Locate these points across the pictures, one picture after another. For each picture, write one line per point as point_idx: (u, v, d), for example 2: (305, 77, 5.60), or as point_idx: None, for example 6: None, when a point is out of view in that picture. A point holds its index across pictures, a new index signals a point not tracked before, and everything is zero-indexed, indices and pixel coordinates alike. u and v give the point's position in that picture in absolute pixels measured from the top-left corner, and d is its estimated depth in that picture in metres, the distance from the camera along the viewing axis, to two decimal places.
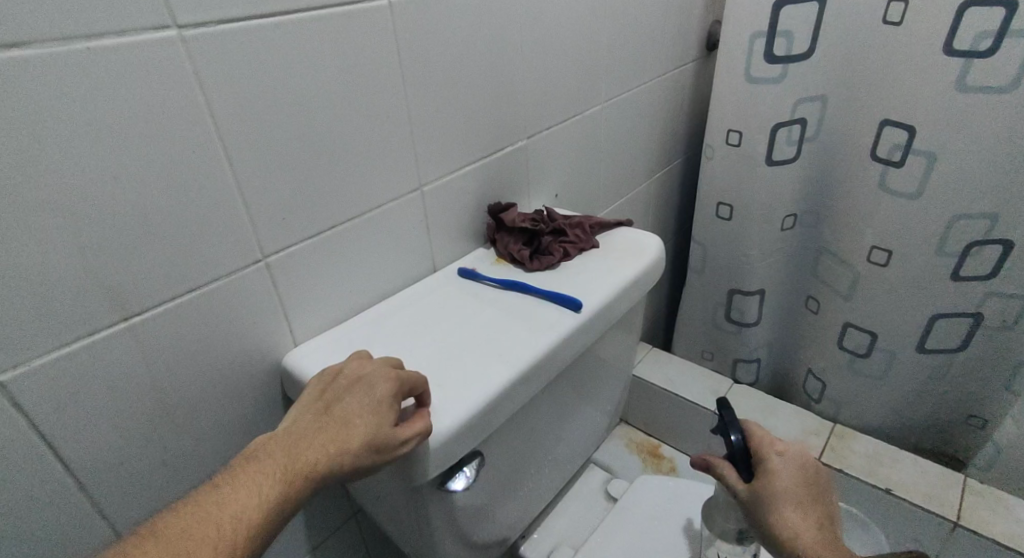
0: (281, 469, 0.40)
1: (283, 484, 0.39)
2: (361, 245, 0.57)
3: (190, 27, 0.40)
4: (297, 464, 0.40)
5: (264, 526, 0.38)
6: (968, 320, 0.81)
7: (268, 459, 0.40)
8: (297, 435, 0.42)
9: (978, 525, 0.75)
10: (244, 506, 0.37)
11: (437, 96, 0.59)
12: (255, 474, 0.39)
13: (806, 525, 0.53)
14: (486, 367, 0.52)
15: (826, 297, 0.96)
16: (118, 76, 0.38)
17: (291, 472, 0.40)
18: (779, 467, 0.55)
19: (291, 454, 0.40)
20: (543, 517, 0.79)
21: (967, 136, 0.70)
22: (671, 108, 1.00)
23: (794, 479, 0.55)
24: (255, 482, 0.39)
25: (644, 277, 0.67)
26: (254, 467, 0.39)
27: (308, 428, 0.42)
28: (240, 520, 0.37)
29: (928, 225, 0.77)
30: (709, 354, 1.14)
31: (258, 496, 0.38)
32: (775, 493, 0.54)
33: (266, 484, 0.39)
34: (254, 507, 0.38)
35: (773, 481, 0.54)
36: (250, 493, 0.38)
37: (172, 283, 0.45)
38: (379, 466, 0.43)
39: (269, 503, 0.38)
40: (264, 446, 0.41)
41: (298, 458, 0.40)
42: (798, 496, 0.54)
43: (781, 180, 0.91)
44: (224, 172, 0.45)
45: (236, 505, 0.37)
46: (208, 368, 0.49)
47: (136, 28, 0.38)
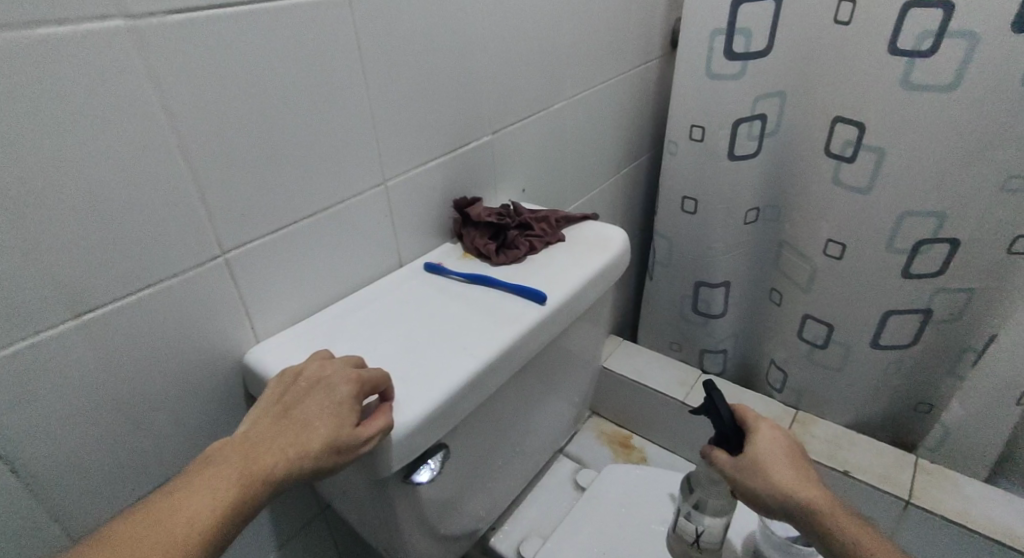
0: (237, 473, 0.39)
1: (240, 487, 0.39)
2: (324, 241, 0.57)
3: (140, 17, 0.39)
4: (254, 468, 0.40)
5: (219, 531, 0.37)
6: (919, 315, 0.85)
7: (224, 464, 0.40)
8: (254, 439, 0.41)
9: (930, 503, 0.79)
10: (199, 511, 0.37)
11: (400, 92, 0.59)
12: (209, 479, 0.39)
13: (802, 484, 0.55)
14: (451, 360, 0.52)
15: (787, 288, 0.99)
16: (65, 70, 0.37)
17: (249, 476, 0.39)
18: (768, 434, 0.58)
19: (249, 458, 0.40)
20: (512, 509, 0.80)
21: (913, 133, 0.73)
22: (636, 103, 1.01)
23: (785, 449, 0.58)
24: (211, 488, 0.38)
25: (609, 270, 0.68)
26: (210, 471, 0.39)
27: (266, 432, 0.42)
28: (193, 525, 0.37)
29: (879, 221, 0.81)
30: (677, 345, 1.17)
31: (214, 500, 0.38)
32: (770, 460, 0.57)
33: (220, 488, 0.38)
34: (207, 512, 0.37)
35: (766, 448, 0.57)
36: (204, 497, 0.38)
37: (126, 281, 0.44)
38: (341, 467, 0.43)
39: (227, 506, 0.38)
40: (221, 451, 0.41)
41: (256, 462, 0.40)
42: (790, 460, 0.57)
43: (742, 175, 0.93)
44: (178, 166, 0.44)
45: (190, 511, 0.37)
46: (166, 367, 0.48)
47: (82, 19, 0.37)
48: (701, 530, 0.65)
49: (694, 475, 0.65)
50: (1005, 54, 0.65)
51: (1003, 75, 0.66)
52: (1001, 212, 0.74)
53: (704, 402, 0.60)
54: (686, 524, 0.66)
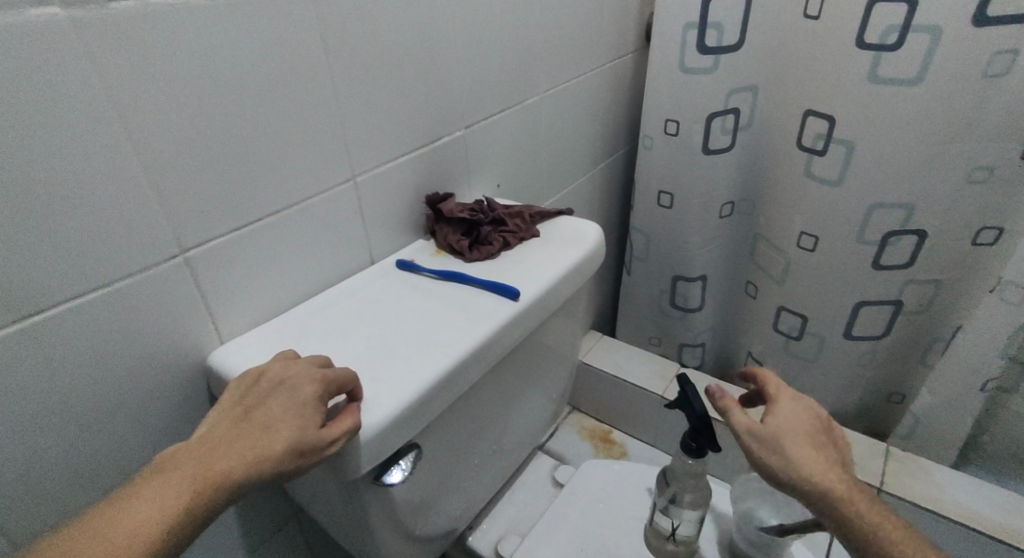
0: (191, 479, 0.38)
1: (195, 492, 0.38)
2: (291, 239, 0.56)
3: (80, 5, 0.38)
4: (210, 473, 0.39)
5: (169, 540, 0.36)
6: (890, 305, 0.86)
7: (179, 467, 0.38)
8: (211, 443, 0.40)
9: (902, 491, 0.80)
10: (149, 516, 0.36)
11: (364, 86, 0.57)
12: (159, 486, 0.37)
13: (820, 459, 0.52)
14: (422, 358, 0.52)
15: (762, 281, 0.99)
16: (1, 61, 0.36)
17: (205, 480, 0.38)
18: (791, 414, 0.55)
19: (205, 461, 0.39)
20: (490, 507, 0.79)
21: (881, 126, 0.74)
22: (611, 98, 1.01)
23: (807, 424, 0.55)
24: (164, 491, 0.37)
25: (584, 265, 0.68)
26: (163, 476, 0.38)
27: (224, 435, 0.41)
28: (139, 535, 0.35)
29: (850, 213, 0.81)
30: (655, 339, 1.17)
31: (166, 505, 0.36)
32: (789, 435, 0.54)
33: (172, 495, 0.37)
34: (156, 521, 0.36)
35: (788, 424, 0.54)
36: (153, 505, 0.36)
37: (76, 282, 0.42)
38: (304, 470, 0.42)
39: (180, 511, 0.37)
40: (176, 454, 0.39)
41: (213, 465, 0.39)
42: (812, 435, 0.54)
43: (716, 169, 0.93)
44: (130, 161, 0.43)
45: (141, 516, 0.36)
46: (123, 369, 0.47)
47: (15, 6, 0.35)
48: (676, 525, 0.65)
49: (669, 468, 0.66)
50: (968, 47, 0.66)
51: (965, 67, 0.67)
52: (966, 203, 0.75)
53: (679, 397, 0.60)
54: (662, 519, 0.66)
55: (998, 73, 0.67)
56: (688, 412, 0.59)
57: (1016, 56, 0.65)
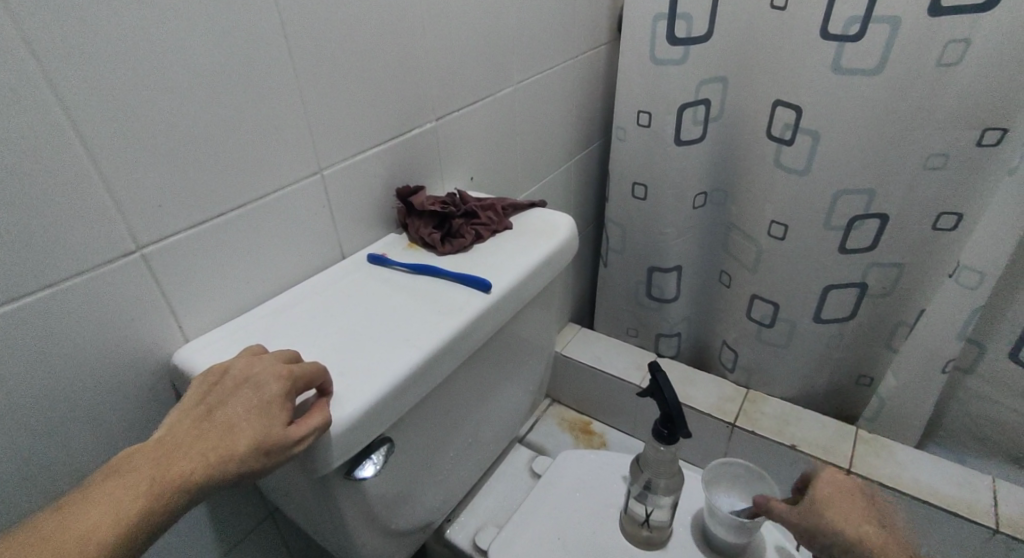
0: (150, 479, 0.37)
1: (154, 493, 0.37)
2: (256, 234, 0.55)
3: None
4: (170, 473, 0.38)
5: (126, 542, 0.36)
6: (855, 289, 0.88)
7: (136, 468, 0.38)
8: (172, 442, 0.40)
9: (867, 471, 0.84)
10: (103, 519, 0.35)
11: (329, 77, 0.57)
12: (117, 488, 0.37)
13: (859, 525, 0.55)
14: (393, 352, 0.51)
15: (735, 270, 1.01)
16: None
17: (163, 481, 0.38)
18: (826, 481, 0.58)
19: (164, 462, 0.38)
20: (468, 500, 0.80)
21: (844, 115, 0.76)
22: (584, 89, 1.01)
23: (842, 491, 0.58)
24: (120, 494, 0.36)
25: (556, 256, 0.68)
26: (119, 477, 0.37)
27: (185, 434, 0.40)
28: (94, 538, 0.35)
29: (817, 202, 0.83)
30: (632, 330, 1.18)
31: (122, 508, 0.36)
32: (829, 507, 0.56)
33: (130, 498, 0.36)
34: (112, 523, 0.35)
35: (824, 495, 0.57)
36: (109, 508, 0.36)
37: (24, 279, 0.41)
38: (271, 468, 0.42)
39: (137, 514, 0.36)
40: (133, 454, 0.38)
41: (173, 465, 0.38)
42: (849, 501, 0.57)
43: (688, 159, 0.94)
44: (82, 156, 0.42)
45: (94, 519, 0.35)
46: (81, 369, 0.46)
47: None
48: (650, 511, 0.66)
49: (643, 456, 0.66)
50: (926, 37, 0.68)
51: (920, 55, 0.69)
52: (926, 188, 0.78)
53: (650, 385, 0.61)
54: (637, 506, 0.67)
55: (950, 63, 0.69)
56: (663, 401, 0.59)
57: (968, 45, 0.67)
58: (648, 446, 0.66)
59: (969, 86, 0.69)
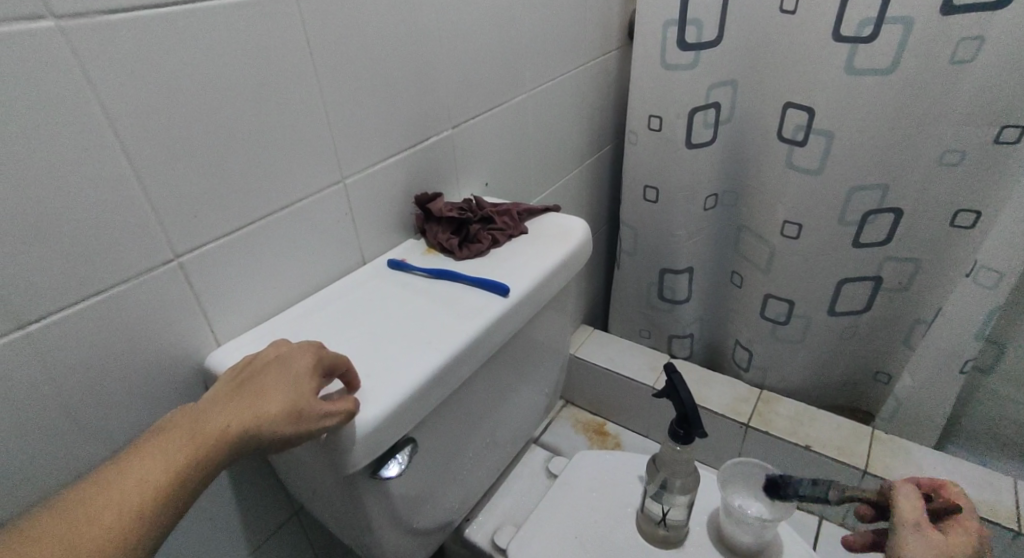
0: (191, 436, 0.40)
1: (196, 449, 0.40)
2: (282, 242, 0.57)
3: (68, 16, 0.39)
4: (208, 430, 0.41)
5: (172, 492, 0.38)
6: (870, 283, 0.89)
7: (177, 427, 0.40)
8: (211, 405, 0.42)
9: (884, 472, 0.84)
10: (152, 469, 0.38)
11: (351, 87, 0.58)
12: (163, 443, 0.40)
13: None
14: (415, 356, 0.53)
15: (748, 270, 1.02)
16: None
17: (202, 437, 0.40)
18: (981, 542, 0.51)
19: (201, 422, 0.41)
20: (486, 499, 0.81)
21: (856, 116, 0.77)
22: (596, 94, 1.02)
23: None
24: (164, 450, 0.39)
25: (571, 259, 0.69)
26: (163, 435, 0.40)
27: (222, 401, 0.43)
28: (144, 486, 0.38)
29: (830, 201, 0.84)
30: (645, 332, 1.19)
31: (167, 461, 0.39)
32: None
33: (174, 452, 0.39)
34: (160, 473, 0.38)
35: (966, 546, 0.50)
36: (156, 460, 0.39)
37: (71, 288, 0.43)
38: (303, 436, 0.44)
39: (181, 469, 0.39)
40: (176, 416, 0.42)
41: (211, 423, 0.41)
42: None
43: (701, 162, 0.94)
44: (124, 171, 0.44)
45: (142, 470, 0.38)
46: (116, 377, 0.47)
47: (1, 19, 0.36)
48: (667, 511, 0.67)
49: (659, 456, 0.67)
50: (938, 35, 0.69)
51: (932, 54, 0.70)
52: (939, 185, 0.78)
53: (666, 386, 0.62)
54: (653, 505, 0.68)
55: (963, 60, 0.69)
56: (678, 401, 0.60)
57: (982, 43, 0.67)
58: (663, 446, 0.67)
59: (984, 83, 0.69)
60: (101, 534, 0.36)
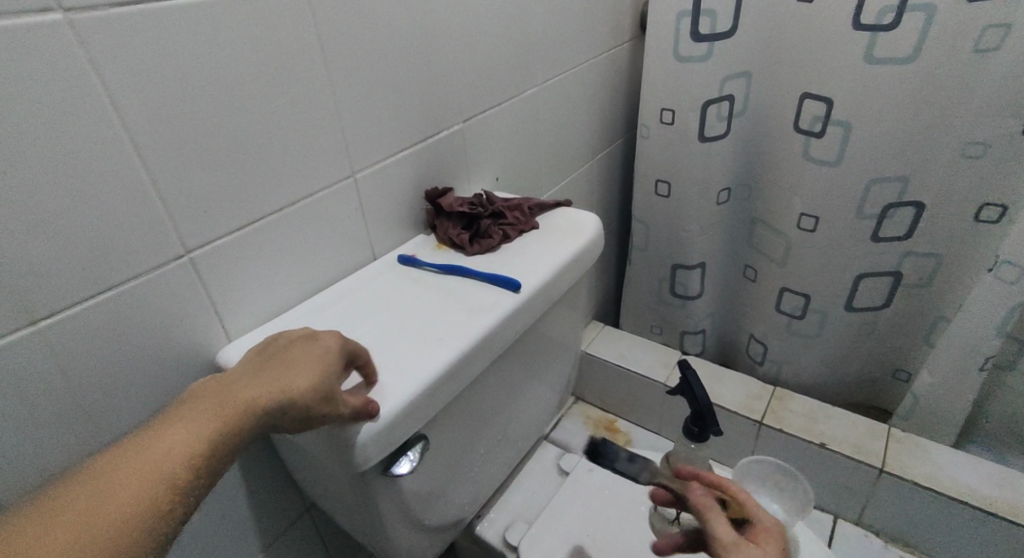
0: (219, 406, 0.41)
1: (219, 427, 0.40)
2: (292, 238, 0.56)
3: (76, 9, 0.38)
4: (236, 400, 0.42)
5: (200, 461, 0.39)
6: (889, 277, 0.88)
7: (205, 399, 0.42)
8: (238, 381, 0.44)
9: (900, 470, 0.83)
10: (181, 437, 0.39)
11: (361, 80, 0.58)
12: (192, 413, 0.40)
13: None
14: (427, 352, 0.52)
15: (762, 265, 1.01)
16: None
17: (230, 407, 0.41)
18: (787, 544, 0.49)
19: (229, 394, 0.42)
20: (498, 496, 0.81)
21: (875, 108, 0.75)
22: (608, 88, 1.01)
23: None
24: (189, 427, 0.39)
25: (584, 254, 0.68)
26: (192, 406, 0.41)
27: (250, 377, 0.44)
28: (173, 453, 0.38)
29: (848, 193, 0.83)
30: (657, 328, 1.18)
31: (195, 428, 0.39)
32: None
33: (202, 420, 0.40)
34: (189, 440, 0.39)
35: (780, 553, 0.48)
36: (185, 428, 0.39)
37: (82, 283, 0.43)
38: (326, 410, 0.44)
39: (205, 447, 0.39)
40: (205, 389, 0.43)
41: (238, 395, 0.42)
42: None
43: (714, 155, 0.93)
44: (135, 165, 0.44)
45: (172, 437, 0.39)
46: (127, 374, 0.47)
47: (10, 13, 0.36)
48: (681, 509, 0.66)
49: (673, 454, 0.66)
50: (961, 22, 0.67)
51: (955, 43, 0.68)
52: (961, 178, 0.76)
53: (681, 383, 0.61)
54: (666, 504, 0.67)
55: (987, 49, 0.68)
56: (692, 398, 0.59)
57: (1008, 31, 0.66)
58: (678, 443, 0.66)
59: (1010, 72, 0.67)
60: (125, 505, 0.36)
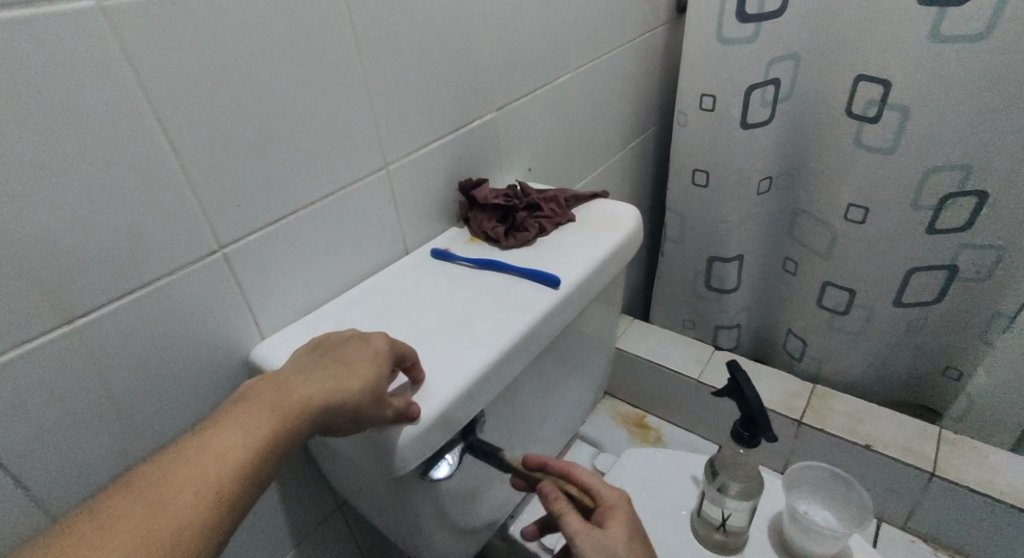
0: (272, 408, 0.41)
1: (270, 432, 0.40)
2: (325, 232, 0.55)
3: None
4: (289, 401, 0.41)
5: (251, 466, 0.38)
6: (944, 272, 0.82)
7: (257, 399, 0.41)
8: (289, 378, 0.43)
9: (954, 475, 0.79)
10: (233, 442, 0.39)
11: (391, 64, 0.55)
12: (243, 414, 0.40)
13: None
14: (465, 351, 0.50)
15: (804, 257, 0.96)
16: (25, 57, 0.35)
17: (284, 408, 0.41)
18: (633, 520, 0.51)
19: (282, 394, 0.42)
20: (531, 496, 0.79)
21: (937, 90, 0.71)
22: (643, 73, 0.97)
23: (626, 538, 0.50)
24: (238, 433, 0.39)
25: (623, 248, 0.65)
26: (245, 405, 0.41)
27: (302, 374, 0.43)
28: (224, 459, 0.38)
29: (904, 181, 0.78)
30: (690, 323, 1.14)
31: (248, 432, 0.39)
32: (628, 548, 0.49)
33: (255, 422, 0.40)
34: (240, 446, 0.39)
35: (626, 531, 0.50)
36: (237, 432, 0.39)
37: (117, 282, 0.42)
38: (375, 415, 0.43)
39: (254, 454, 0.39)
40: (258, 387, 0.42)
41: (290, 396, 0.41)
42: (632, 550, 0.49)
43: (756, 143, 0.89)
44: (168, 158, 0.42)
45: (225, 442, 0.39)
46: (162, 373, 0.46)
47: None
48: (727, 515, 0.63)
49: (718, 458, 0.63)
50: None
51: None
52: None
53: (729, 383, 0.58)
54: (711, 509, 0.64)
55: None
56: (743, 400, 0.56)
57: None
58: (723, 446, 0.63)
59: None
60: (178, 515, 0.35)
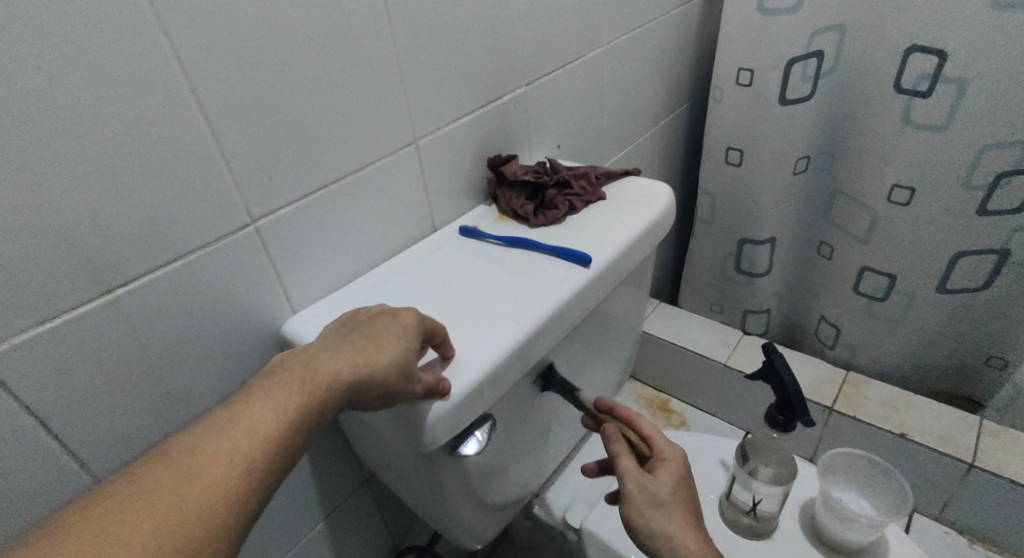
0: (301, 382, 0.41)
1: (299, 407, 0.40)
2: (354, 207, 0.54)
3: None
4: (317, 375, 0.41)
5: (280, 441, 0.39)
6: (992, 257, 0.78)
7: (287, 373, 0.41)
8: (317, 352, 0.43)
9: (995, 466, 0.76)
10: (264, 416, 0.39)
11: (423, 38, 0.54)
12: (273, 388, 0.40)
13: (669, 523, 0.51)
14: (496, 328, 0.50)
15: (842, 240, 0.93)
16: (63, 23, 0.35)
17: (313, 383, 0.41)
18: (683, 475, 0.53)
19: (311, 368, 0.42)
20: (555, 475, 0.79)
21: (996, 62, 0.67)
22: (677, 47, 0.94)
23: (671, 488, 0.52)
24: (266, 408, 0.39)
25: (655, 227, 0.64)
26: (275, 379, 0.41)
27: (330, 348, 0.43)
28: (255, 433, 0.38)
29: (954, 160, 0.74)
30: (718, 306, 1.12)
31: (279, 407, 0.40)
32: (673, 499, 0.52)
33: (285, 396, 0.40)
34: (271, 420, 0.39)
35: (673, 482, 0.52)
36: (267, 406, 0.39)
37: (151, 252, 0.42)
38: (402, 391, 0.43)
39: (282, 429, 0.39)
40: (287, 360, 0.42)
41: (318, 371, 0.41)
42: (675, 502, 0.52)
43: (796, 120, 0.85)
44: (202, 129, 0.42)
45: (255, 416, 0.39)
46: (197, 344, 0.47)
47: None
48: (758, 499, 0.62)
49: (751, 441, 0.62)
50: None
51: None
52: None
53: (764, 366, 0.57)
54: (741, 493, 0.64)
55: None
56: (782, 384, 0.55)
57: None
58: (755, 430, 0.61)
59: None
60: (209, 487, 0.36)
